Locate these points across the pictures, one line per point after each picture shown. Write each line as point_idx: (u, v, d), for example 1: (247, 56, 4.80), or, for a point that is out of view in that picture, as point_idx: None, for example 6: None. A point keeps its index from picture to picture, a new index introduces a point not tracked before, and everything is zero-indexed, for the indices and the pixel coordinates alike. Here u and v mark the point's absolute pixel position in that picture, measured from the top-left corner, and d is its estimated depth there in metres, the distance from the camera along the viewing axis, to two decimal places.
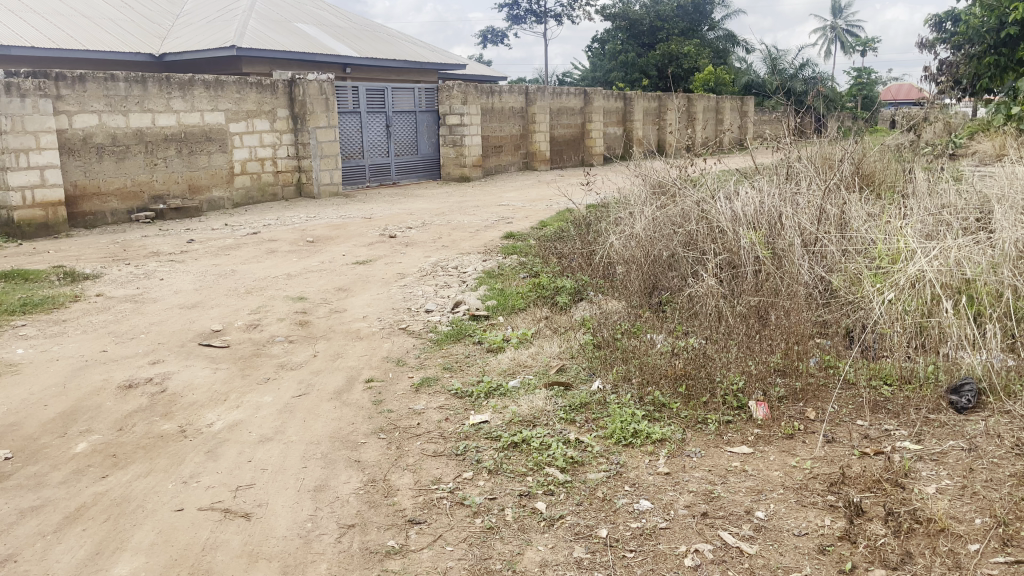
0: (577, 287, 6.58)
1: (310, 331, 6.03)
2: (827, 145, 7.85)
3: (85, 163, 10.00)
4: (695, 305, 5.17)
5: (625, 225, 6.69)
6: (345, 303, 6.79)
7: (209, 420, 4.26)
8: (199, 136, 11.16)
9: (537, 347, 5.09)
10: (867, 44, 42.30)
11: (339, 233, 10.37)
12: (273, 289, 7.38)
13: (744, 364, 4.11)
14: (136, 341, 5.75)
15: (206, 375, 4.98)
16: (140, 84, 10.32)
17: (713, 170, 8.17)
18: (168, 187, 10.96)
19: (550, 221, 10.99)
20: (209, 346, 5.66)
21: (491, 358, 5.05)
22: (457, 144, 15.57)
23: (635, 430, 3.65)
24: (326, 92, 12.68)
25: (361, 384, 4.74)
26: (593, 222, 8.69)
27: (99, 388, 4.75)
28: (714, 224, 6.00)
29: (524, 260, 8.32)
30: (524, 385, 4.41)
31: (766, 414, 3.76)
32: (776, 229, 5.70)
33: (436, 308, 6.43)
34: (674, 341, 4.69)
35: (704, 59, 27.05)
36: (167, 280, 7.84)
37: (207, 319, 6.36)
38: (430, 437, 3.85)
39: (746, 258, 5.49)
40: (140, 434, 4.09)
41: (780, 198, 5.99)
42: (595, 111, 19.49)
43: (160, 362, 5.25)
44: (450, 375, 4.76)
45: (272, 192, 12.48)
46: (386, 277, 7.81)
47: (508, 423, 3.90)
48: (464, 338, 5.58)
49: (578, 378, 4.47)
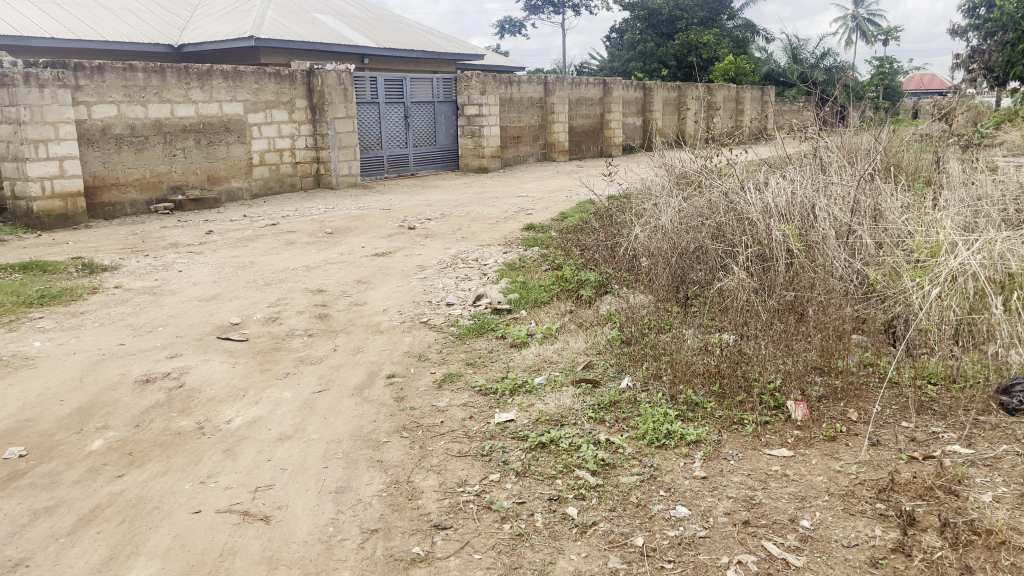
0: (601, 280, 6.44)
1: (330, 324, 5.91)
2: (857, 135, 7.64)
3: (104, 154, 9.95)
4: (724, 299, 5.01)
5: (650, 217, 6.53)
6: (364, 295, 6.68)
7: (227, 417, 4.16)
8: (217, 127, 11.07)
9: (562, 342, 4.95)
10: (890, 33, 41.67)
11: (358, 224, 10.27)
12: (292, 281, 7.28)
13: (779, 362, 3.95)
14: (154, 335, 5.66)
15: (224, 369, 4.89)
16: (159, 74, 10.24)
17: (738, 162, 7.99)
18: (186, 178, 10.89)
19: (571, 212, 10.83)
20: (227, 340, 5.56)
21: (516, 353, 4.91)
22: (476, 135, 15.42)
23: (668, 430, 3.51)
24: (345, 83, 12.54)
25: (382, 380, 4.62)
26: (616, 215, 8.53)
27: (116, 383, 4.66)
28: (742, 215, 5.83)
29: (545, 252, 8.18)
30: (551, 381, 4.26)
31: (805, 414, 3.60)
32: (809, 221, 5.51)
33: (457, 302, 6.30)
34: (705, 339, 4.54)
35: (724, 49, 26.71)
36: (185, 272, 7.76)
37: (226, 311, 6.27)
38: (455, 436, 3.72)
39: (778, 251, 5.31)
40: (157, 431, 4.00)
41: (812, 188, 5.79)
42: (614, 101, 19.26)
43: (178, 356, 5.16)
44: (474, 371, 4.63)
45: (291, 183, 12.39)
46: (406, 269, 7.70)
47: (535, 422, 3.76)
48: (487, 332, 5.45)
49: (606, 375, 4.33)
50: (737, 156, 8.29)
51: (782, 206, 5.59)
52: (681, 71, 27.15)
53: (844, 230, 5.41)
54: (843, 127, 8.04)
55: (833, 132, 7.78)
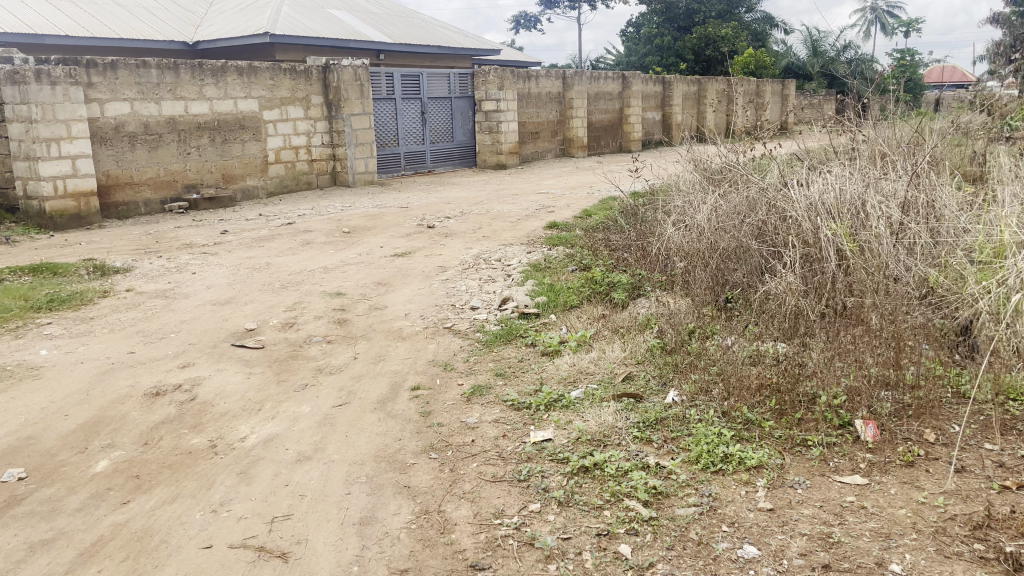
0: (633, 281, 6.11)
1: (349, 330, 5.62)
2: (896, 129, 7.28)
3: (117, 152, 9.72)
4: (771, 305, 4.72)
5: (685, 215, 6.21)
6: (385, 299, 6.38)
7: (241, 434, 3.88)
8: (233, 124, 10.81)
9: (598, 350, 4.62)
10: (910, 24, 41.02)
11: (377, 223, 9.98)
12: (309, 283, 6.99)
13: (842, 375, 3.65)
14: (166, 342, 5.39)
15: (239, 380, 4.60)
16: (172, 71, 10.00)
17: (771, 156, 7.64)
18: (201, 176, 10.64)
19: (594, 210, 10.49)
20: (242, 348, 5.28)
21: (548, 362, 4.58)
22: (495, 130, 15.10)
23: (725, 454, 3.19)
24: (361, 78, 12.23)
25: (406, 392, 4.31)
26: (643, 213, 8.19)
27: (124, 395, 4.39)
28: (786, 213, 5.51)
29: (571, 251, 7.84)
30: (589, 396, 3.93)
31: (876, 435, 3.27)
32: (860, 219, 5.16)
33: (482, 306, 5.99)
34: (752, 350, 4.26)
35: (742, 42, 26.04)
36: (199, 274, 7.50)
37: (241, 316, 5.99)
38: (488, 458, 3.41)
39: (828, 252, 4.98)
40: (166, 450, 3.73)
41: (861, 181, 5.43)
42: (633, 95, 18.89)
43: (190, 365, 4.88)
44: (504, 382, 4.31)
45: (307, 181, 12.12)
46: (427, 270, 7.39)
47: (575, 443, 3.44)
48: (516, 339, 5.14)
49: (649, 388, 4.00)
50: (769, 150, 7.93)
51: (830, 203, 5.24)
52: (699, 65, 26.55)
53: (897, 226, 5.07)
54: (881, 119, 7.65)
55: (871, 124, 7.40)
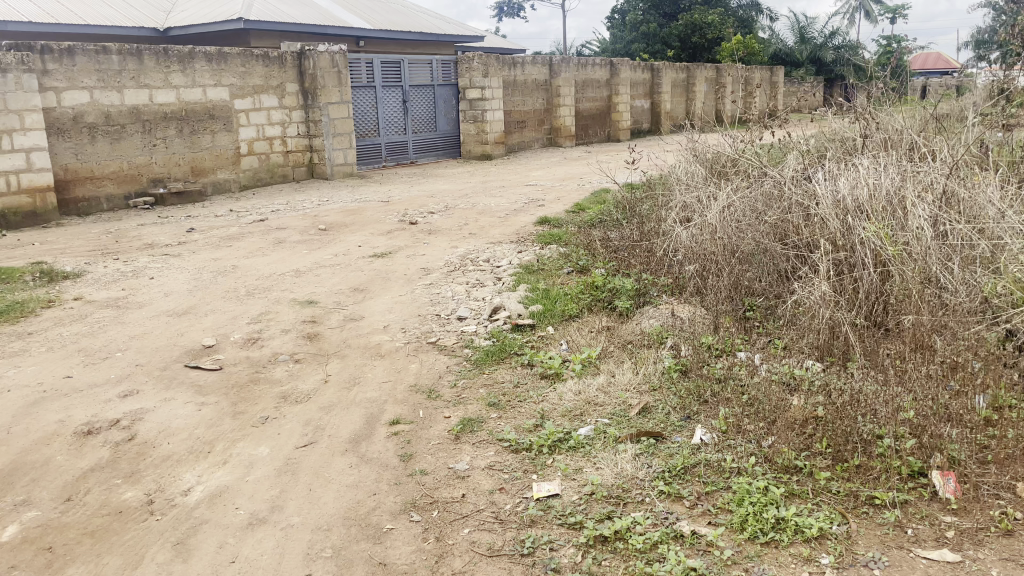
0: (638, 286, 5.50)
1: (320, 346, 4.98)
2: (918, 119, 6.70)
3: (76, 144, 8.97)
4: (803, 317, 4.19)
5: (697, 214, 5.67)
6: (362, 308, 5.74)
7: (185, 486, 3.25)
8: (201, 113, 10.08)
9: (606, 373, 4.00)
10: (895, 11, 40.62)
11: (355, 219, 9.31)
12: (278, 290, 6.33)
13: (903, 409, 3.09)
14: (110, 363, 4.73)
15: (188, 413, 3.94)
16: (136, 57, 9.27)
17: (781, 148, 7.01)
18: (168, 170, 9.91)
19: (587, 203, 9.87)
20: (196, 370, 4.62)
21: (549, 388, 3.95)
22: (479, 120, 14.46)
23: (776, 519, 2.58)
24: (339, 65, 11.51)
25: (384, 428, 3.67)
26: (643, 210, 7.57)
27: (51, 434, 3.73)
28: (811, 211, 4.97)
29: (565, 250, 7.22)
30: (600, 436, 3.31)
31: (958, 489, 2.69)
32: (896, 216, 4.57)
33: (470, 315, 5.37)
34: (784, 372, 3.72)
35: (728, 28, 25.46)
36: (158, 279, 6.81)
37: (199, 330, 5.32)
38: (482, 522, 2.79)
39: (864, 256, 4.43)
40: (93, 509, 3.09)
41: (895, 173, 4.82)
42: (622, 83, 18.24)
43: (134, 394, 4.21)
44: (498, 416, 3.67)
45: (282, 173, 11.39)
46: (409, 273, 6.76)
47: (588, 500, 2.82)
48: (510, 358, 4.52)
49: (670, 423, 3.38)
50: (778, 138, 7.30)
51: (864, 199, 4.63)
52: (685, 52, 25.88)
53: (940, 224, 4.50)
54: (898, 107, 7.08)
55: (888, 111, 6.82)
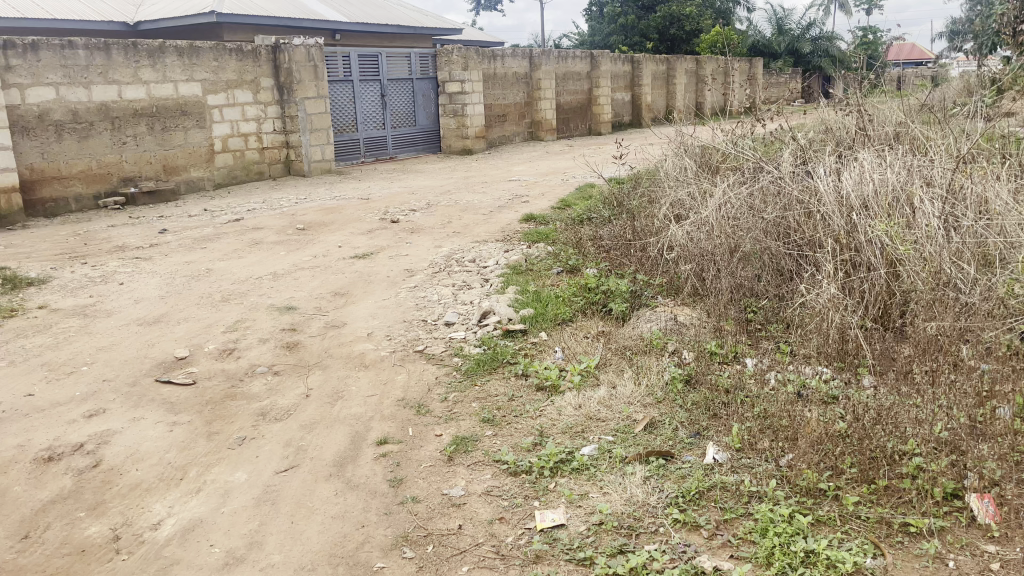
0: (632, 287, 5.26)
1: (301, 357, 4.71)
2: (913, 112, 6.54)
3: (42, 143, 8.59)
4: (812, 323, 4.01)
5: (693, 212, 5.48)
6: (344, 314, 5.47)
7: (156, 519, 2.98)
8: (173, 110, 9.72)
9: (607, 385, 3.76)
10: (870, 3, 40.77)
11: (334, 218, 9.01)
12: (255, 295, 6.03)
13: (930, 422, 2.90)
14: (75, 379, 4.43)
15: (159, 434, 3.66)
16: (103, 52, 8.90)
17: (775, 142, 6.81)
18: (139, 168, 9.53)
19: (573, 199, 9.63)
20: (168, 385, 4.33)
21: (546, 401, 3.71)
22: (459, 114, 14.19)
23: (805, 552, 2.37)
24: (315, 59, 11.17)
25: (371, 448, 3.42)
26: (633, 205, 7.34)
27: (8, 462, 3.44)
28: (812, 208, 4.78)
29: (554, 248, 6.99)
30: (606, 456, 3.07)
31: (997, 514, 2.50)
32: (904, 213, 4.40)
33: (458, 320, 5.12)
34: (796, 382, 3.52)
35: (706, 20, 25.33)
36: (128, 285, 6.49)
37: (172, 341, 5.02)
38: (482, 558, 2.56)
39: (871, 255, 4.26)
40: (54, 548, 2.82)
41: (900, 167, 4.65)
42: (603, 75, 18.00)
43: (100, 413, 3.92)
44: (494, 433, 3.43)
45: (258, 171, 11.04)
46: (392, 275, 6.49)
47: (597, 531, 2.60)
48: (502, 367, 4.28)
49: (679, 440, 3.16)
50: (771, 127, 7.08)
51: (870, 195, 4.45)
52: (663, 44, 25.72)
53: (949, 221, 4.34)
54: (891, 100, 6.92)
55: (882, 104, 6.67)
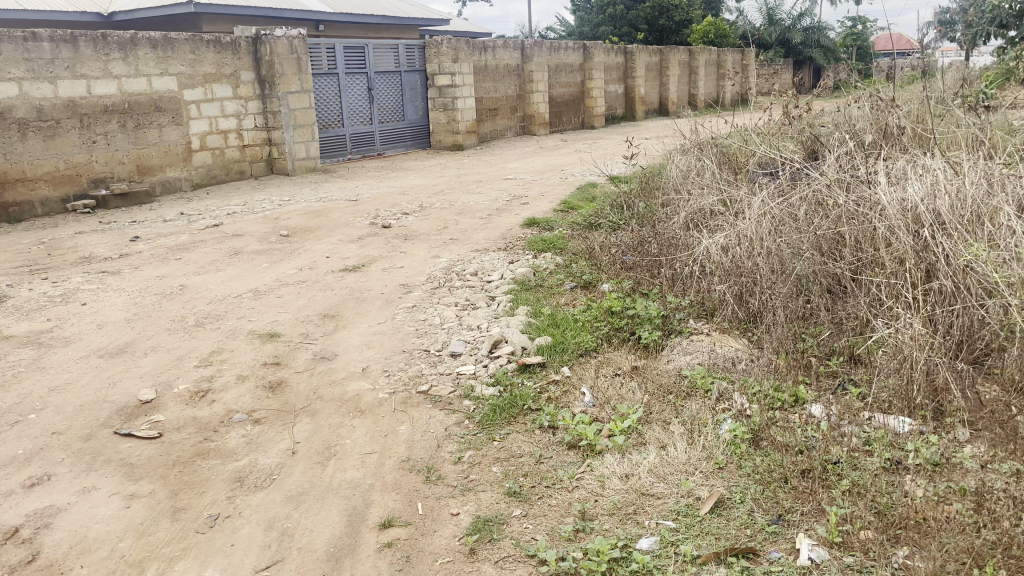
0: (662, 310, 4.64)
1: (285, 399, 4.05)
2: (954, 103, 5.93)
3: (3, 144, 7.82)
4: (887, 360, 3.45)
5: (728, 223, 4.89)
6: (334, 342, 4.82)
7: None
8: (147, 105, 8.98)
9: (654, 447, 3.13)
10: None
11: (321, 223, 8.34)
12: (233, 318, 5.35)
13: None
14: (19, 432, 3.74)
15: (112, 514, 2.99)
16: (70, 44, 8.16)
17: (805, 141, 6.18)
18: (111, 169, 8.78)
19: (575, 201, 8.98)
20: (129, 438, 3.65)
21: (582, 466, 3.09)
22: (450, 108, 13.51)
23: None
24: (298, 51, 10.46)
25: (372, 533, 2.79)
26: (645, 211, 6.69)
27: None
28: (872, 221, 4.22)
29: (563, 258, 6.35)
30: (673, 556, 2.45)
31: None
32: (986, 232, 3.85)
33: (466, 351, 4.47)
34: (884, 441, 2.94)
35: (696, 11, 24.69)
36: (92, 305, 5.80)
37: (136, 379, 4.34)
38: None
39: (948, 279, 3.70)
40: None
41: (977, 178, 4.10)
42: (595, 67, 17.34)
43: (44, 482, 3.25)
44: (523, 513, 2.80)
45: (239, 170, 10.31)
46: (386, 293, 5.82)
47: None
48: (523, 415, 3.65)
49: (760, 532, 2.54)
50: (796, 115, 6.42)
51: (946, 211, 3.89)
52: (652, 35, 25.03)
53: None
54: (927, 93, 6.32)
55: (916, 100, 6.07)
